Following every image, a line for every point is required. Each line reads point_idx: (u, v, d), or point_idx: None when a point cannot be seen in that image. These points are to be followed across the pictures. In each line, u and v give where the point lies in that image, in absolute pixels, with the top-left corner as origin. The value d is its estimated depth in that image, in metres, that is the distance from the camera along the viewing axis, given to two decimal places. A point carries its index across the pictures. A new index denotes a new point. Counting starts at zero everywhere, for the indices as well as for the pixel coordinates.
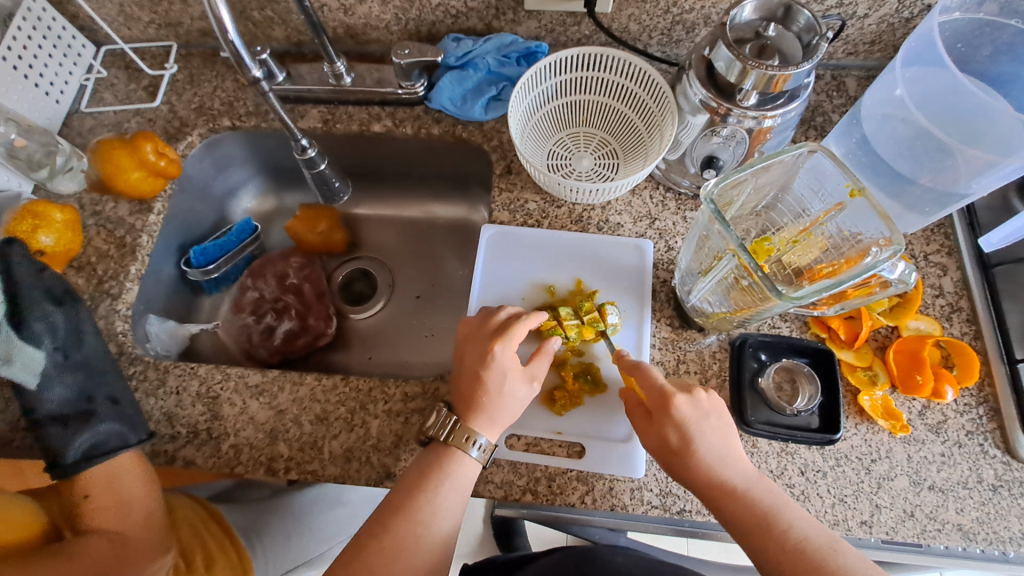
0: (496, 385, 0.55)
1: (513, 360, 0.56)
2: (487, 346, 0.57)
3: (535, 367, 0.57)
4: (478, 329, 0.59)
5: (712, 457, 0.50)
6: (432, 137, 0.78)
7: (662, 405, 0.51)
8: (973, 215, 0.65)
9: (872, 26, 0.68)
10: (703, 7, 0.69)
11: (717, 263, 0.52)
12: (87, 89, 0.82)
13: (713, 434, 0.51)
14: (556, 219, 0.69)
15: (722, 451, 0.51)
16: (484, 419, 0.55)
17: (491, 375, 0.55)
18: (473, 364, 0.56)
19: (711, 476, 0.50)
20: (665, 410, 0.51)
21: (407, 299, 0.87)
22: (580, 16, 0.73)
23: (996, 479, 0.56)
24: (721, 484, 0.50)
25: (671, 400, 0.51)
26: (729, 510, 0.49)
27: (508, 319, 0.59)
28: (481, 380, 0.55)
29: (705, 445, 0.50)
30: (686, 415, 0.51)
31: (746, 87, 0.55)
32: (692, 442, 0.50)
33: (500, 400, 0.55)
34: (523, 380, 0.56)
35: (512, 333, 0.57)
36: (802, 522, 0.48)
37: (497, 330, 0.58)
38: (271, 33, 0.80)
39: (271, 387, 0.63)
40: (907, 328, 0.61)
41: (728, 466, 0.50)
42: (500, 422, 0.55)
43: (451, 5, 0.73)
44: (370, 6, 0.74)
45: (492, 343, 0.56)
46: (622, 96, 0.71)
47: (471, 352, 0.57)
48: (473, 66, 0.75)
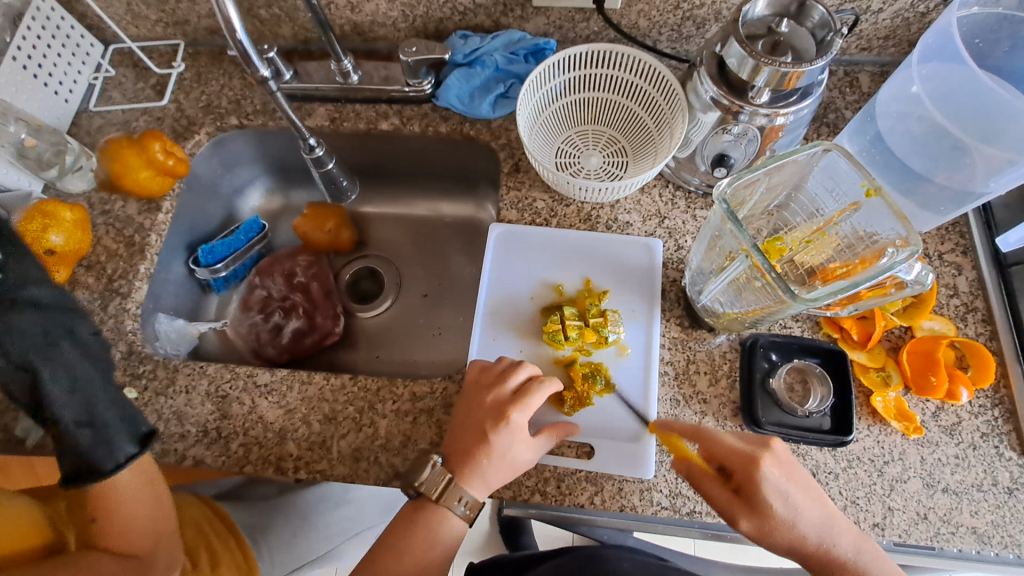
0: (502, 450, 0.54)
1: (525, 428, 0.54)
2: (501, 411, 0.54)
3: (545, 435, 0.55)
4: (487, 383, 0.57)
5: (807, 519, 0.49)
6: (439, 135, 0.77)
7: (751, 473, 0.49)
8: (989, 213, 0.64)
9: (886, 21, 0.67)
10: (714, 2, 0.68)
11: (730, 264, 0.52)
12: (95, 88, 0.82)
13: (802, 498, 0.50)
14: (564, 218, 0.69)
15: (812, 514, 0.50)
16: (479, 485, 0.53)
17: (496, 444, 0.53)
18: (480, 427, 0.54)
19: (808, 542, 0.49)
20: (755, 478, 0.49)
21: (414, 298, 0.87)
22: (589, 13, 0.72)
23: (1012, 482, 0.55)
24: (816, 545, 0.49)
25: (758, 464, 0.50)
26: (830, 570, 0.49)
27: (524, 381, 0.56)
28: (490, 446, 0.53)
29: (800, 506, 0.49)
30: (776, 478, 0.49)
31: (757, 84, 0.55)
32: (788, 504, 0.49)
33: (499, 469, 0.54)
34: (527, 449, 0.54)
35: (529, 401, 0.54)
36: (892, 571, 0.49)
37: (514, 395, 0.55)
38: (278, 30, 0.80)
39: (279, 386, 0.63)
40: (920, 328, 0.60)
41: (826, 526, 0.50)
42: (492, 484, 0.54)
43: (458, 2, 0.73)
44: (377, 3, 0.74)
45: (511, 410, 0.54)
46: (631, 93, 0.70)
47: (480, 412, 0.55)
48: (481, 65, 0.75)
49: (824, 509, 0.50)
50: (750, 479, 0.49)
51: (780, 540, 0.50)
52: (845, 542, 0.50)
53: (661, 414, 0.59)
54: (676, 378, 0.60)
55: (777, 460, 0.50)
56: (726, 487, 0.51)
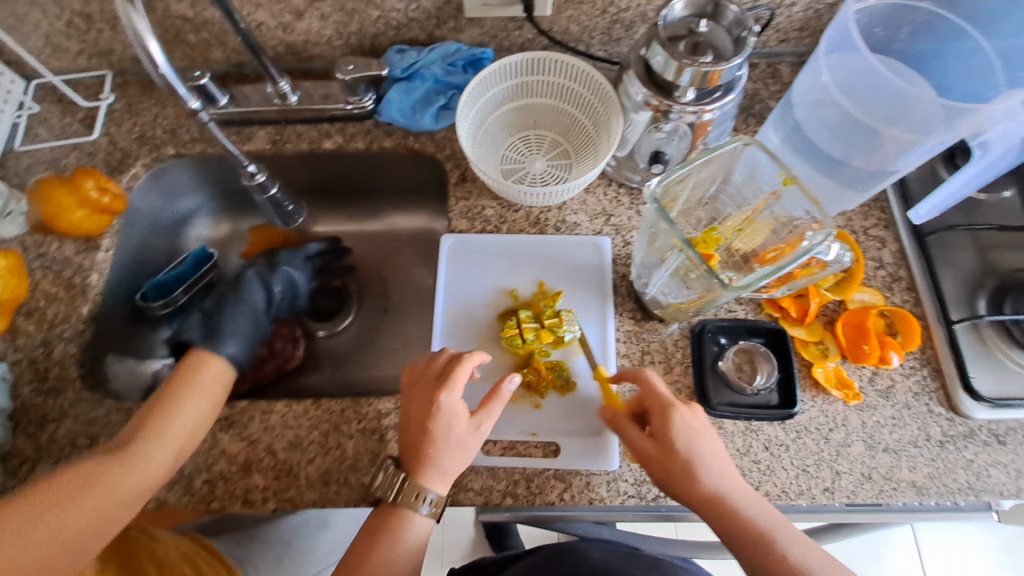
0: (443, 436, 0.54)
1: (459, 408, 0.55)
2: (431, 395, 0.56)
3: (484, 413, 0.56)
4: (426, 378, 0.58)
5: (709, 470, 0.52)
6: (384, 150, 0.77)
7: (665, 412, 0.53)
8: (905, 188, 0.69)
9: (799, 14, 0.71)
10: (639, 5, 0.71)
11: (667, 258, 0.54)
12: (19, 127, 0.79)
13: (710, 451, 0.52)
14: (514, 223, 0.70)
15: (715, 465, 0.52)
16: (433, 473, 0.54)
17: (438, 429, 0.54)
18: (419, 415, 0.56)
19: (706, 493, 0.51)
20: (667, 418, 0.53)
21: (375, 313, 0.87)
22: (521, 21, 0.73)
23: (943, 435, 0.60)
24: (718, 502, 0.51)
25: (673, 407, 0.53)
26: (725, 524, 0.50)
27: (450, 362, 0.58)
28: (430, 434, 0.54)
29: (704, 454, 0.52)
30: (687, 423, 0.53)
31: (683, 83, 0.57)
32: (694, 451, 0.52)
33: (449, 453, 0.54)
34: (470, 429, 0.55)
35: (455, 378, 0.56)
36: (794, 539, 0.50)
37: (442, 378, 0.57)
38: (209, 55, 0.79)
39: (240, 418, 0.62)
40: (852, 300, 0.64)
41: (725, 479, 0.52)
42: (450, 474, 0.55)
43: (392, 17, 0.73)
44: (309, 22, 0.74)
45: (436, 393, 0.55)
46: (568, 97, 0.72)
47: (416, 402, 0.56)
48: (420, 79, 0.76)
49: (726, 466, 0.52)
50: (663, 426, 0.53)
51: (682, 487, 0.51)
52: (739, 497, 0.51)
53: None
54: None
55: (693, 410, 0.54)
56: (642, 430, 0.54)
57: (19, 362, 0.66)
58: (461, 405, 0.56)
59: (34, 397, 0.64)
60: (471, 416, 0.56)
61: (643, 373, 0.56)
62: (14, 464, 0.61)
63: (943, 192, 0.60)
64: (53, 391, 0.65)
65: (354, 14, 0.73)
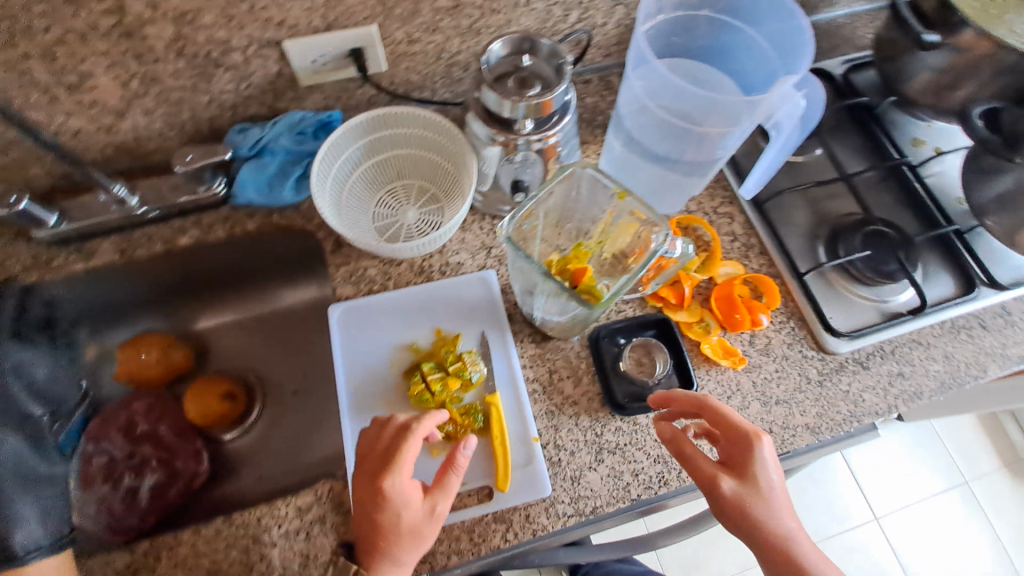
0: (392, 525, 0.52)
1: (408, 491, 0.53)
2: (377, 482, 0.53)
3: (437, 489, 0.54)
4: (376, 462, 0.55)
5: (782, 512, 0.51)
6: (249, 233, 0.74)
7: (744, 444, 0.52)
8: (738, 166, 0.77)
9: (613, 31, 0.77)
10: (469, 46, 0.74)
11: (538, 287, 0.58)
12: None
13: (780, 488, 0.52)
14: (399, 277, 0.70)
15: (785, 507, 0.51)
16: (390, 569, 0.52)
17: (387, 522, 0.52)
18: (368, 506, 0.53)
19: (775, 537, 0.50)
20: (745, 450, 0.52)
21: (283, 398, 0.83)
22: (359, 79, 0.74)
23: (819, 375, 0.67)
24: (785, 545, 0.50)
25: (754, 439, 0.52)
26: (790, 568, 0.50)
27: (396, 440, 0.55)
28: (377, 526, 0.52)
29: (775, 491, 0.51)
30: (762, 456, 0.52)
31: (518, 117, 0.61)
32: (764, 486, 0.51)
33: (403, 543, 0.52)
34: (425, 511, 0.53)
35: (400, 460, 0.53)
36: None
37: (390, 464, 0.53)
38: (26, 172, 0.72)
39: (145, 560, 0.57)
40: (719, 275, 0.70)
41: (793, 521, 0.51)
42: (406, 563, 0.53)
43: (224, 99, 0.71)
44: (134, 120, 0.69)
45: (383, 478, 0.53)
46: (422, 144, 0.73)
47: (364, 491, 0.54)
48: (271, 154, 0.74)
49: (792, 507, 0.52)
50: (743, 458, 0.52)
51: (754, 528, 0.50)
52: (806, 540, 0.51)
53: (542, 429, 0.63)
54: (545, 392, 0.64)
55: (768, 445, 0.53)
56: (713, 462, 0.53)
57: None
58: (412, 491, 0.53)
59: None
60: (423, 497, 0.54)
61: (709, 400, 0.55)
62: None
63: (762, 162, 0.66)
64: None
65: (182, 103, 0.70)
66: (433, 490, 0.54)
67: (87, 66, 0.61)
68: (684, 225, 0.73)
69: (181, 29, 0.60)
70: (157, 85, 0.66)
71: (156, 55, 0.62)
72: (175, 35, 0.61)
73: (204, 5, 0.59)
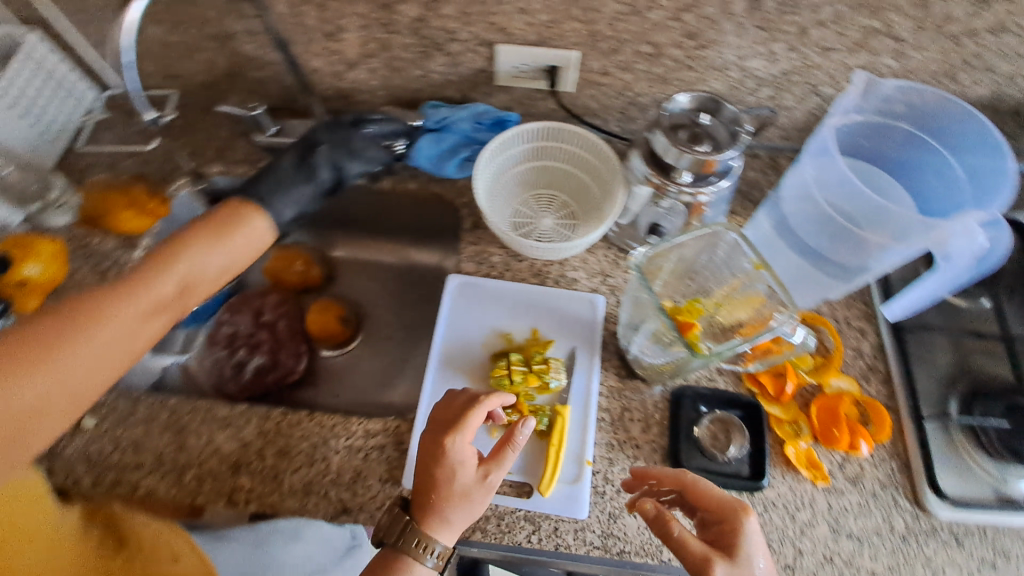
0: (447, 482, 0.55)
1: (467, 453, 0.56)
2: (441, 438, 0.56)
3: (492, 461, 0.57)
4: (443, 421, 0.58)
5: None
6: (408, 191, 0.84)
7: (734, 517, 0.50)
8: (886, 286, 0.74)
9: (800, 116, 0.78)
10: (654, 92, 0.79)
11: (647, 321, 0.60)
12: (85, 128, 0.87)
13: (767, 573, 0.48)
14: (517, 272, 0.76)
15: None
16: (437, 521, 0.54)
17: (445, 475, 0.55)
18: (427, 460, 0.56)
19: None
20: (735, 526, 0.49)
21: (379, 338, 0.93)
22: (546, 93, 0.82)
23: (906, 529, 0.61)
24: None
25: (744, 512, 0.50)
26: None
27: (463, 407, 0.58)
28: (434, 479, 0.55)
29: (761, 572, 0.47)
30: (751, 530, 0.49)
31: (679, 167, 0.63)
32: (752, 567, 0.47)
33: (455, 501, 0.54)
34: (477, 476, 0.56)
35: (465, 423, 0.56)
36: None
37: (454, 424, 0.57)
38: (266, 89, 0.88)
39: (237, 420, 0.66)
40: (829, 385, 0.67)
41: None
42: (455, 525, 0.55)
43: (431, 77, 0.82)
44: (359, 73, 0.82)
45: (446, 436, 0.56)
46: (580, 163, 0.78)
47: (427, 443, 0.57)
48: (449, 133, 0.83)
49: None
50: (732, 533, 0.49)
51: None
52: None
53: (597, 457, 0.64)
54: (612, 425, 0.66)
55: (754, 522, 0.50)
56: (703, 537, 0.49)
57: None
58: (471, 454, 0.56)
59: None
60: (481, 462, 0.57)
61: (688, 475, 0.54)
62: None
63: (913, 291, 0.66)
64: None
65: (398, 70, 0.81)
66: (490, 458, 0.57)
67: (345, 22, 0.74)
68: (808, 322, 0.71)
69: (424, 12, 0.71)
70: (387, 52, 0.78)
71: (397, 28, 0.74)
72: (418, 16, 0.72)
73: None
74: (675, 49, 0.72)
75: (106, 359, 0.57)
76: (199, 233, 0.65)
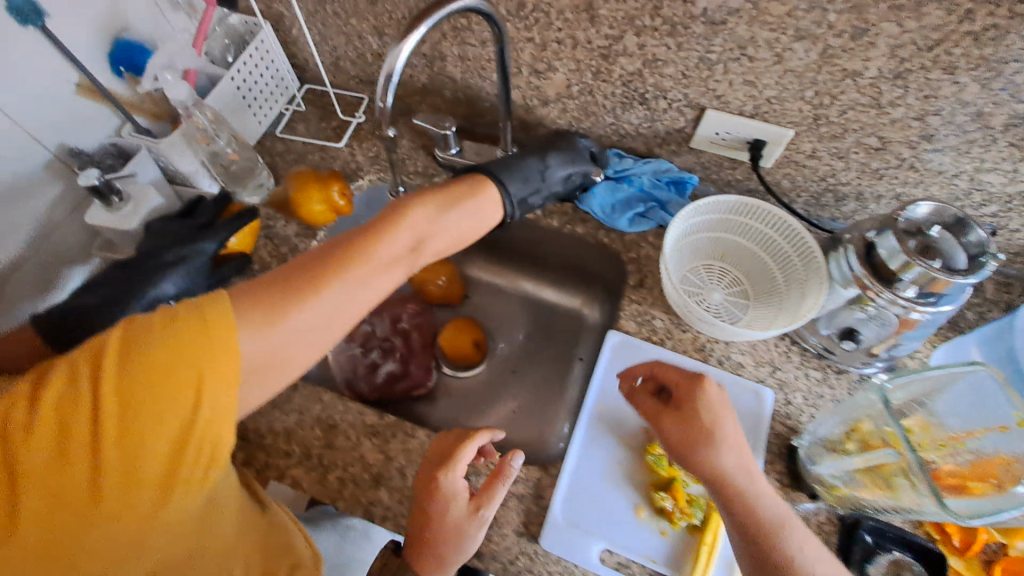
0: (438, 515, 0.56)
1: (459, 489, 0.57)
2: (435, 472, 0.58)
3: (486, 495, 0.58)
4: (439, 457, 0.60)
5: (747, 470, 0.54)
6: (574, 234, 0.83)
7: (691, 391, 0.58)
8: None
9: (1019, 241, 0.72)
10: (859, 184, 0.74)
11: (865, 445, 0.55)
12: (284, 116, 0.93)
13: (743, 453, 0.55)
14: (679, 342, 0.73)
15: (739, 449, 0.55)
16: (433, 553, 0.56)
17: (437, 510, 0.56)
18: (422, 491, 0.59)
19: (769, 523, 0.51)
20: (690, 395, 0.58)
21: (503, 369, 0.93)
22: (739, 163, 0.78)
23: None
24: (770, 534, 0.50)
25: (702, 379, 0.59)
26: (770, 547, 0.50)
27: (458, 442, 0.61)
28: (426, 513, 0.57)
29: (731, 444, 0.55)
30: (709, 399, 0.57)
31: (902, 279, 0.59)
32: (720, 430, 0.55)
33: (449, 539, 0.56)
34: (469, 509, 0.57)
35: (456, 460, 0.58)
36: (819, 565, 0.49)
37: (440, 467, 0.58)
38: (453, 108, 0.90)
39: (385, 431, 0.67)
40: (1015, 547, 0.58)
41: (765, 499, 0.52)
42: (447, 565, 0.56)
43: (622, 127, 0.80)
44: (550, 110, 0.82)
45: (438, 470, 0.58)
46: (767, 246, 0.74)
47: (424, 475, 0.60)
48: (628, 185, 0.82)
49: (749, 457, 0.55)
50: (693, 399, 0.57)
51: (730, 502, 0.52)
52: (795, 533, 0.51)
53: None
54: None
55: (718, 389, 0.58)
56: (675, 412, 0.58)
57: None
58: (459, 488, 0.58)
59: None
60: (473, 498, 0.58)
61: (658, 363, 0.63)
62: None
63: None
64: None
65: (591, 115, 0.81)
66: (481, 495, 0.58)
67: (558, 63, 0.74)
68: None
69: (644, 67, 0.70)
70: (588, 97, 0.78)
71: (608, 77, 0.73)
72: (635, 70, 0.71)
73: (676, 60, 0.67)
74: (904, 147, 0.67)
75: (335, 322, 0.49)
76: (441, 200, 0.60)
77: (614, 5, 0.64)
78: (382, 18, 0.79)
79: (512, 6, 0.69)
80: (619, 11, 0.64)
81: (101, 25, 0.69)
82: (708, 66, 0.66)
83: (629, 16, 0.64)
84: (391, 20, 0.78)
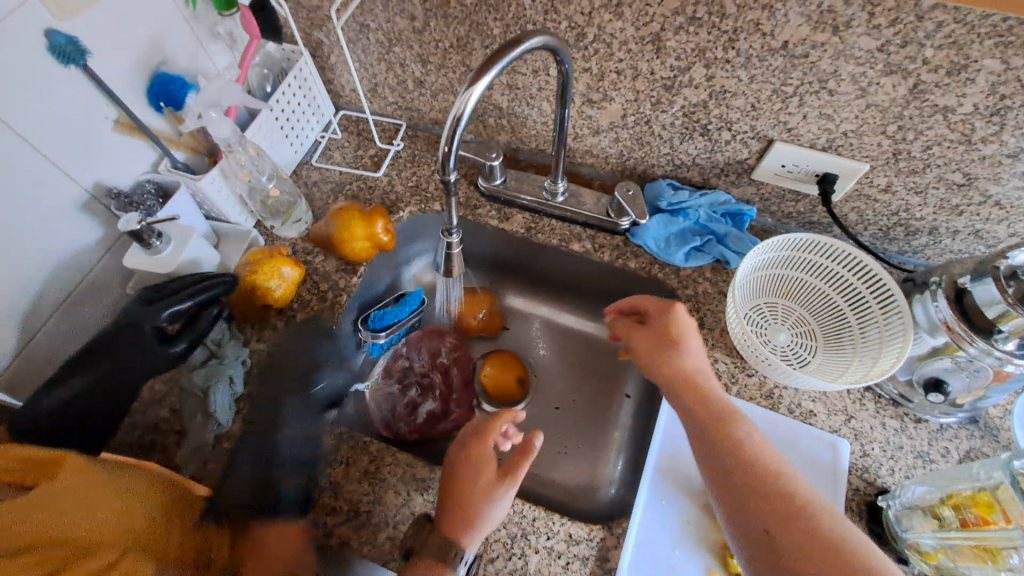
0: (473, 472, 0.59)
1: (492, 455, 0.61)
2: (470, 438, 0.63)
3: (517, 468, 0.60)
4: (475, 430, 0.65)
5: (715, 390, 0.61)
6: (627, 268, 0.79)
7: (663, 310, 0.65)
8: None
9: None
10: (935, 219, 0.70)
11: (983, 520, 0.51)
12: (320, 145, 0.90)
13: (707, 368, 0.63)
14: (745, 387, 0.69)
15: (702, 360, 0.63)
16: (464, 527, 0.56)
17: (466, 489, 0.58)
18: (455, 459, 0.61)
19: (726, 411, 0.59)
20: (663, 313, 0.65)
21: (546, 408, 0.88)
22: (803, 197, 0.74)
23: None
24: (735, 417, 0.58)
25: (675, 305, 0.65)
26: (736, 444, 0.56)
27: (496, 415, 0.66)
28: (460, 480, 0.59)
29: (697, 356, 0.63)
30: (683, 325, 0.64)
31: (1001, 331, 0.55)
32: (688, 345, 0.63)
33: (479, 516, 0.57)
34: (499, 479, 0.59)
35: (494, 426, 0.64)
36: (800, 484, 0.53)
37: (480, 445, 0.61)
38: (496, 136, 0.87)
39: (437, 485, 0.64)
40: None
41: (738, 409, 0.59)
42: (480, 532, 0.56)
43: (678, 157, 0.77)
44: (601, 139, 0.79)
45: (473, 437, 0.63)
46: (838, 286, 0.70)
47: (458, 446, 0.63)
48: (688, 219, 0.77)
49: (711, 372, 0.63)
50: (669, 316, 0.64)
51: (704, 401, 0.59)
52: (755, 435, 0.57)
53: None
54: None
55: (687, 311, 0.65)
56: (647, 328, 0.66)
57: (259, 352, 0.73)
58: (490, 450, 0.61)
59: (263, 390, 0.70)
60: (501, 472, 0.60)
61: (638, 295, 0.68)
62: (223, 448, 0.65)
63: None
64: (279, 390, 0.70)
65: (645, 145, 0.77)
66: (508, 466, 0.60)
67: (615, 93, 0.70)
68: None
69: (709, 99, 0.66)
70: (643, 127, 0.74)
71: (669, 108, 0.70)
72: (699, 101, 0.67)
73: (747, 92, 0.63)
74: (988, 184, 0.63)
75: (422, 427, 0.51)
76: None
77: (683, 36, 0.60)
78: (428, 46, 0.76)
79: (571, 36, 0.65)
80: (689, 42, 0.61)
81: (141, 59, 0.66)
82: (781, 99, 0.63)
83: (699, 48, 0.61)
84: (438, 48, 0.75)
